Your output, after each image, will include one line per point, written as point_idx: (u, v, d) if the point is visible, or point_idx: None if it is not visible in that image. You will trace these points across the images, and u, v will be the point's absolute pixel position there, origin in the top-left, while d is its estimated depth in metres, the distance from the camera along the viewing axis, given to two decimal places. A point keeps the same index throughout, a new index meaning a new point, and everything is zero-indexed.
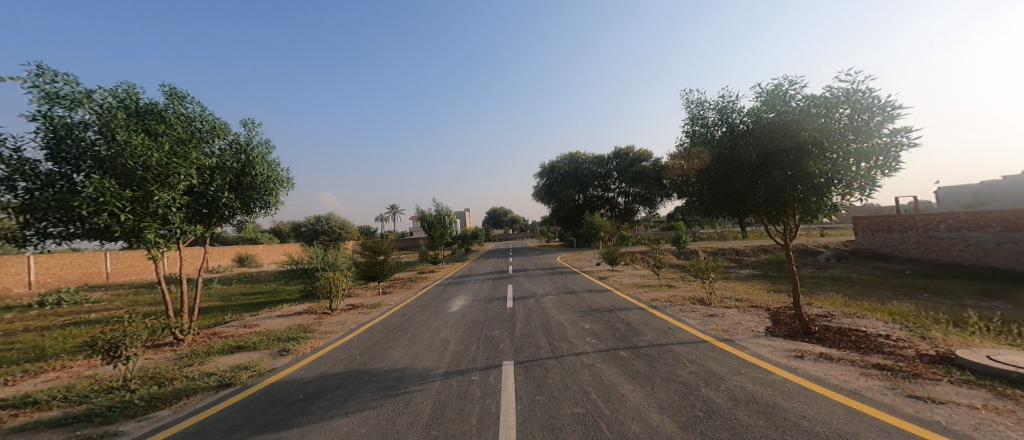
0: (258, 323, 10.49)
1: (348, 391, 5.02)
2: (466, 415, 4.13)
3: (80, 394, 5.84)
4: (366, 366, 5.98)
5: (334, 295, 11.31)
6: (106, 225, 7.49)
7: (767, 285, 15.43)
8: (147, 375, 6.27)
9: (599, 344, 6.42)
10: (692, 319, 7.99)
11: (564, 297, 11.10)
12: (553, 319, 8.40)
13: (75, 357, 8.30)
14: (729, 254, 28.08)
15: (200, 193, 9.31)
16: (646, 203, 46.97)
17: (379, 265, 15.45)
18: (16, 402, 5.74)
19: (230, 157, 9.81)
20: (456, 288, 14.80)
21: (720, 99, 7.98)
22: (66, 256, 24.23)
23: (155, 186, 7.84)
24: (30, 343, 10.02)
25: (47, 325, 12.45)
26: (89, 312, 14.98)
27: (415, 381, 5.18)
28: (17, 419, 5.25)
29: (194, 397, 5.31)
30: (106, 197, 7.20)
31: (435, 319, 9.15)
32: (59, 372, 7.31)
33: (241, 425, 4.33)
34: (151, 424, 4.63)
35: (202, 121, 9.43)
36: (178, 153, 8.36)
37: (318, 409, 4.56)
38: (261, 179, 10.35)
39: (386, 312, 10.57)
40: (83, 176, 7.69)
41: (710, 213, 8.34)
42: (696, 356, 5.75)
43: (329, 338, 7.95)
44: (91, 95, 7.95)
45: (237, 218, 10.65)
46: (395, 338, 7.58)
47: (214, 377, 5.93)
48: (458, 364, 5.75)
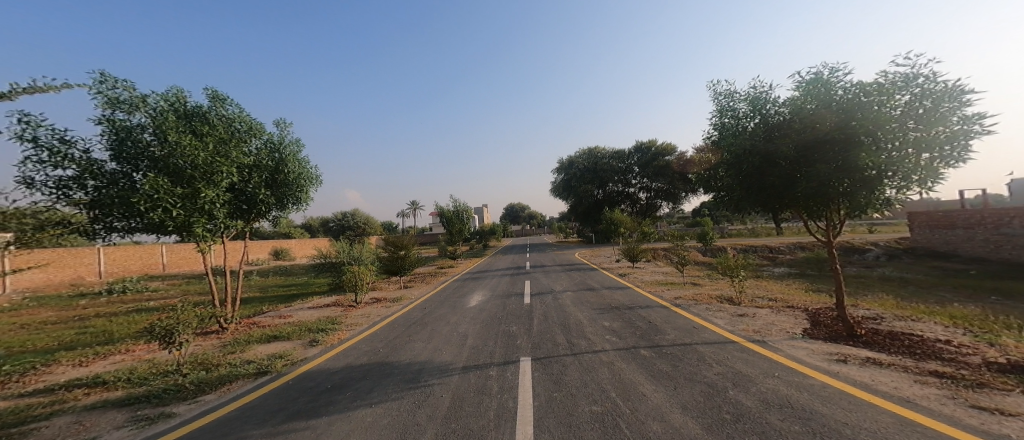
0: (292, 314, 11.03)
1: (371, 383, 5.19)
2: (483, 410, 4.18)
3: (140, 376, 6.35)
4: (388, 358, 6.16)
5: (360, 288, 11.68)
6: (160, 220, 8.07)
7: (807, 284, 14.62)
8: (197, 360, 6.73)
9: (620, 343, 6.31)
10: (719, 318, 7.71)
11: (584, 293, 11.00)
12: (571, 316, 8.34)
13: (137, 341, 9.06)
14: (763, 252, 26.88)
15: (241, 190, 9.85)
16: (669, 197, 45.92)
17: (400, 260, 15.77)
18: (89, 382, 6.33)
19: (265, 156, 10.31)
20: (478, 283, 14.92)
21: (752, 90, 7.62)
22: (126, 248, 26.27)
23: (203, 183, 8.41)
24: (100, 327, 11.03)
25: (109, 312, 13.57)
26: (147, 300, 16.32)
27: (434, 375, 5.29)
28: (89, 397, 5.78)
29: (236, 383, 5.67)
30: (160, 193, 7.75)
31: (453, 314, 9.28)
32: (124, 354, 7.99)
33: (276, 412, 4.57)
34: (199, 407, 4.98)
35: (241, 122, 9.94)
36: (220, 152, 8.89)
37: (345, 399, 4.74)
38: (293, 177, 10.82)
39: (409, 306, 10.84)
40: (142, 175, 8.31)
41: (741, 208, 7.95)
42: (724, 357, 5.55)
43: (355, 330, 8.24)
44: (146, 99, 8.53)
45: (273, 214, 11.19)
46: (416, 331, 7.77)
47: (252, 365, 6.29)
48: (477, 359, 5.82)
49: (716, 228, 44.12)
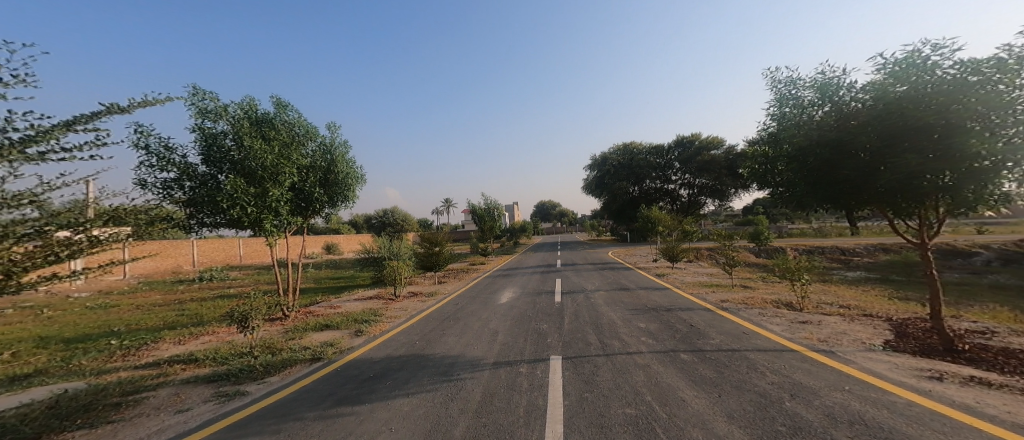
0: (341, 304, 11.77)
1: (408, 374, 5.36)
2: (513, 405, 4.18)
3: (222, 356, 7.07)
4: (424, 351, 6.34)
5: (399, 282, 12.18)
6: (238, 217, 8.95)
7: (890, 290, 13.06)
8: (265, 344, 7.37)
9: (657, 345, 5.99)
10: (776, 324, 7.08)
11: (617, 293, 10.56)
12: (604, 316, 8.03)
13: (222, 323, 10.11)
14: (835, 254, 24.55)
15: (299, 189, 10.63)
16: (714, 194, 44.48)
17: (435, 255, 16.16)
18: (185, 359, 7.17)
19: (319, 157, 11.01)
20: (514, 279, 14.89)
21: (819, 75, 6.91)
22: (212, 241, 29.26)
23: (270, 184, 9.23)
24: (195, 310, 12.49)
25: (192, 298, 15.18)
26: (226, 288, 18.16)
27: (466, 369, 5.35)
28: (184, 372, 6.54)
29: (295, 367, 6.12)
30: (238, 193, 8.59)
31: (484, 310, 9.31)
32: (211, 335, 8.96)
33: (325, 397, 4.87)
34: (266, 388, 5.45)
35: (300, 126, 10.68)
36: (284, 155, 9.64)
37: (384, 388, 4.93)
38: (344, 176, 11.46)
39: (443, 301, 11.14)
40: (224, 177, 9.24)
41: (805, 206, 7.19)
42: (780, 366, 5.07)
43: (395, 322, 8.60)
44: (226, 108, 9.42)
45: (326, 212, 11.85)
46: (448, 326, 7.93)
47: (308, 351, 6.76)
48: (505, 355, 5.81)
49: (784, 226, 40.92)
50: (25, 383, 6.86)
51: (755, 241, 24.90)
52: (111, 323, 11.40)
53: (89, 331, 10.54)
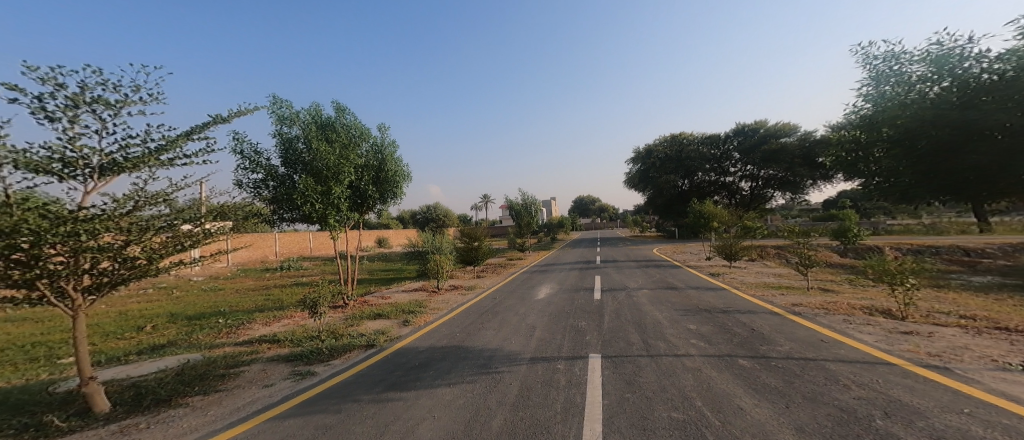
0: (390, 295, 12.82)
1: (449, 364, 5.88)
2: (550, 401, 4.37)
3: (297, 337, 7.83)
4: (464, 343, 6.94)
5: (441, 276, 12.59)
6: (308, 213, 9.81)
7: (1016, 298, 11.21)
8: (330, 329, 8.06)
9: (709, 348, 5.70)
10: (869, 334, 6.34)
11: (662, 292, 10.09)
12: (648, 315, 7.71)
13: (298, 308, 11.18)
14: (949, 255, 21.52)
15: (355, 187, 11.33)
16: (784, 184, 41.94)
17: (474, 250, 16.31)
18: (270, 339, 8.03)
19: (372, 157, 11.67)
20: (560, 275, 14.74)
21: (929, 47, 6.33)
22: (291, 235, 32.08)
23: (333, 183, 9.96)
24: (276, 295, 13.92)
25: (275, 285, 16.82)
26: (301, 276, 19.97)
27: (505, 362, 5.80)
28: (270, 351, 7.32)
29: (353, 352, 6.67)
30: (307, 191, 9.43)
31: (521, 305, 9.33)
32: (289, 319, 9.93)
33: (378, 382, 5.33)
34: (331, 369, 5.96)
35: (354, 128, 11.41)
36: (343, 155, 10.38)
37: (428, 376, 5.43)
38: (393, 175, 12.06)
39: (481, 294, 11.49)
40: (297, 176, 10.12)
41: (915, 190, 6.93)
42: (867, 380, 4.57)
43: (438, 315, 9.62)
44: (297, 114, 10.32)
45: (377, 208, 12.52)
46: (487, 320, 8.25)
47: (363, 338, 7.33)
48: (543, 352, 5.89)
49: (883, 222, 36.53)
50: (157, 353, 8.08)
51: (841, 238, 22.26)
52: (217, 304, 13.01)
53: (204, 311, 12.12)
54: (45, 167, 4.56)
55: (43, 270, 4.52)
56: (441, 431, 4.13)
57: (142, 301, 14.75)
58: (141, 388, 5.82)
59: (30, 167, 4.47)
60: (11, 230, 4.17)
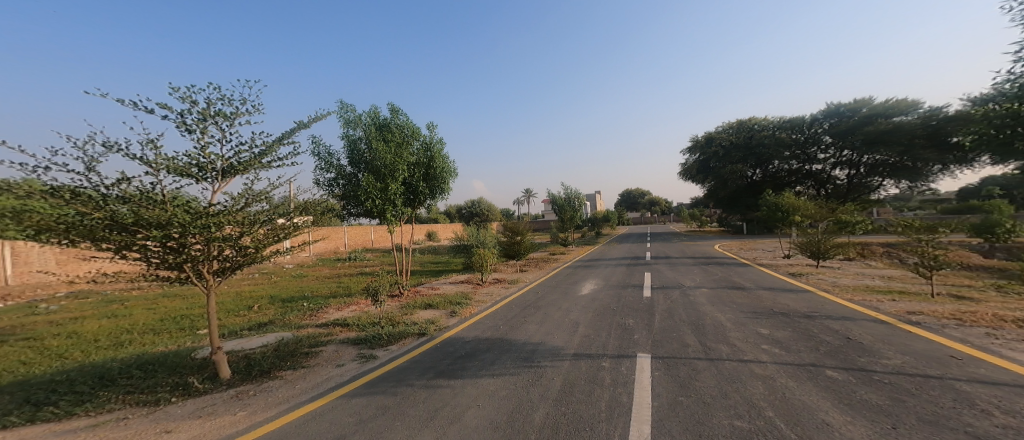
0: (439, 286, 13.24)
1: (494, 356, 6.44)
2: (595, 399, 4.36)
3: (363, 323, 8.73)
4: (507, 335, 7.32)
5: (484, 269, 12.71)
6: (369, 208, 10.98)
7: None
8: (388, 317, 8.95)
9: (780, 354, 5.31)
10: (1013, 350, 5.47)
11: (723, 292, 9.50)
12: (707, 316, 7.30)
13: (363, 295, 12.01)
14: None
15: (407, 184, 11.92)
16: (902, 171, 37.79)
17: (517, 245, 16.09)
18: (340, 323, 8.76)
19: (422, 155, 12.15)
20: (614, 270, 14.37)
21: None
22: (358, 227, 34.70)
23: (390, 180, 11.01)
24: (347, 283, 15.43)
25: (344, 273, 18.33)
26: (362, 267, 21.21)
27: (547, 357, 5.82)
28: (341, 333, 8.02)
29: (408, 339, 7.53)
30: (368, 188, 10.62)
31: (564, 300, 9.24)
32: (356, 305, 10.60)
33: (429, 370, 6.08)
34: (389, 354, 6.79)
35: (407, 128, 11.99)
36: (398, 154, 11.29)
37: (473, 367, 6.11)
38: (442, 171, 12.39)
39: (524, 288, 11.51)
40: (361, 174, 11.33)
41: None
42: (1010, 406, 3.93)
43: (483, 307, 9.97)
44: (360, 118, 11.51)
45: (427, 203, 12.87)
46: (529, 314, 8.27)
47: (414, 325, 8.17)
48: (587, 347, 5.85)
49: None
50: (261, 331, 9.20)
51: (985, 234, 20.01)
52: (303, 289, 14.65)
53: (292, 294, 13.72)
54: (187, 170, 5.42)
55: (186, 255, 5.44)
56: (486, 420, 4.49)
57: (251, 282, 17.36)
58: (252, 363, 6.81)
59: (178, 171, 5.35)
60: (167, 222, 5.13)
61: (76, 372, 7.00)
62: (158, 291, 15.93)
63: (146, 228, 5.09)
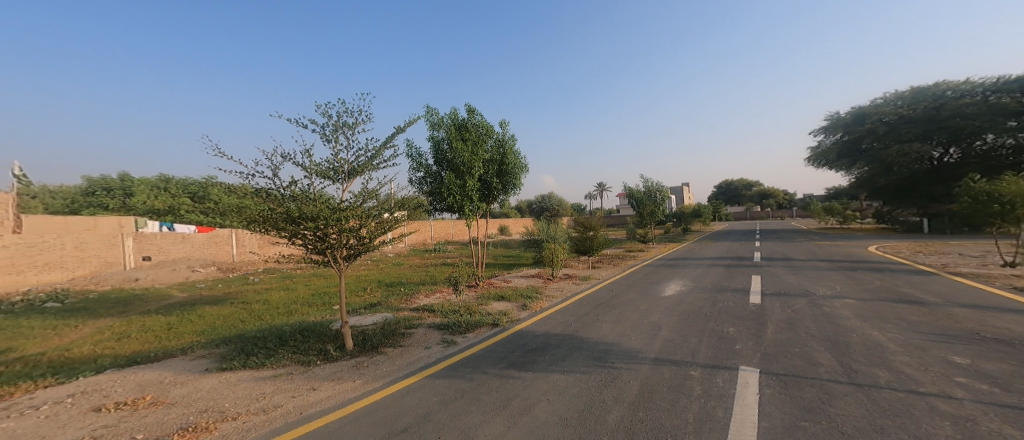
0: (511, 279, 13.34)
1: (563, 352, 6.28)
2: (680, 409, 4.02)
3: (447, 310, 9.48)
4: (578, 332, 7.06)
5: (556, 264, 12.52)
6: (449, 204, 11.50)
7: None
8: (466, 307, 9.62)
9: (926, 383, 4.47)
10: None
11: (846, 304, 8.29)
12: (841, 333, 6.36)
13: (445, 283, 12.92)
14: None
15: (483, 181, 12.16)
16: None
17: (589, 240, 15.63)
18: (429, 309, 9.71)
19: (496, 152, 12.23)
20: (703, 271, 13.35)
21: None
22: (442, 221, 36.22)
23: (468, 177, 11.34)
24: (431, 271, 16.42)
25: (431, 263, 19.39)
26: (442, 258, 22.05)
27: (622, 359, 5.53)
28: (429, 319, 8.98)
29: (481, 329, 8.03)
30: (448, 186, 11.09)
31: (644, 300, 8.76)
32: (439, 294, 11.45)
33: (499, 360, 6.26)
34: (467, 341, 7.40)
35: (482, 126, 12.08)
36: (474, 152, 11.51)
37: (543, 362, 6.01)
38: (515, 167, 12.41)
39: (598, 285, 11.16)
40: (442, 172, 11.81)
41: None
42: None
43: (553, 302, 9.85)
44: (440, 119, 11.89)
45: (500, 198, 12.94)
46: (603, 312, 7.97)
47: (489, 317, 8.67)
48: (670, 353, 5.45)
49: None
50: (372, 309, 10.28)
51: None
52: (400, 275, 16.01)
53: (395, 279, 15.01)
54: (327, 173, 6.86)
55: (328, 243, 6.80)
56: (554, 416, 4.37)
57: (367, 268, 19.37)
58: (366, 337, 7.75)
59: (320, 173, 6.78)
60: (319, 216, 6.50)
61: (270, 330, 8.73)
62: (312, 272, 19.65)
63: (305, 220, 6.53)
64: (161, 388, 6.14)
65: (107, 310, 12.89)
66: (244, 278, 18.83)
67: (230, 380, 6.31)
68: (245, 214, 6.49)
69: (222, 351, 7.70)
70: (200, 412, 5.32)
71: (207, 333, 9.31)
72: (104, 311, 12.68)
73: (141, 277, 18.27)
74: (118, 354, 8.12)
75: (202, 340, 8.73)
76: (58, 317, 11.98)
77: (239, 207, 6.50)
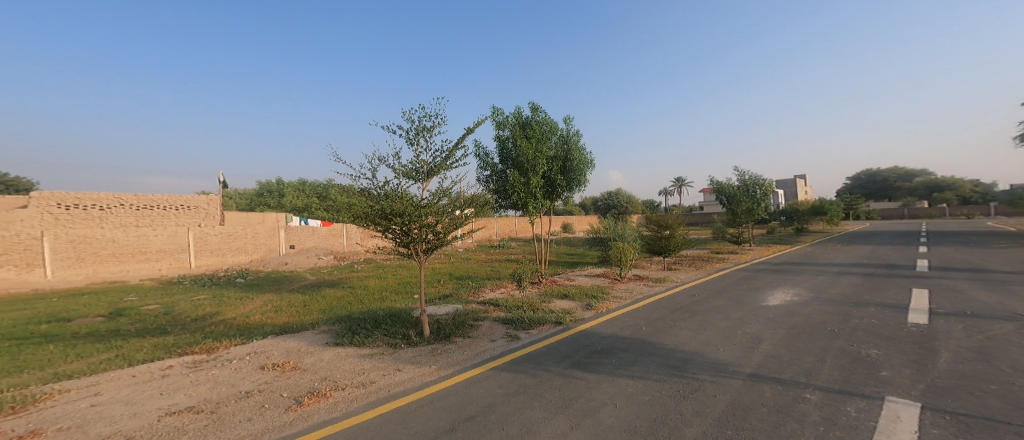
0: (576, 277, 12.98)
1: (633, 356, 5.90)
2: (782, 433, 3.56)
3: (512, 306, 9.36)
4: (651, 337, 6.62)
5: (625, 264, 12.00)
6: (513, 201, 11.44)
7: None
8: (528, 304, 9.46)
9: None
10: None
11: (986, 325, 6.99)
12: (996, 361, 5.32)
13: (509, 279, 12.85)
14: None
15: (547, 178, 11.96)
16: None
17: (664, 240, 14.75)
18: (495, 304, 9.65)
19: (560, 148, 11.97)
20: (803, 278, 12.05)
21: None
22: (506, 218, 36.52)
23: (532, 174, 11.19)
24: (496, 266, 16.51)
25: (496, 259, 19.49)
26: (508, 254, 22.10)
27: (706, 370, 5.08)
28: (494, 313, 8.93)
29: (543, 326, 7.83)
30: (513, 184, 11.02)
31: (730, 308, 8.06)
32: (501, 289, 11.41)
33: (563, 359, 6.02)
34: (530, 337, 7.24)
35: (546, 123, 11.88)
36: (539, 149, 11.33)
37: (610, 364, 5.69)
38: (580, 164, 12.07)
39: (672, 288, 10.51)
40: (507, 170, 11.77)
41: None
42: None
43: (621, 303, 9.40)
44: (504, 118, 11.87)
45: (564, 195, 12.67)
46: (682, 318, 7.44)
47: (552, 315, 8.43)
48: (779, 370, 4.91)
49: None
50: (444, 300, 10.45)
51: None
52: (469, 269, 16.26)
53: (462, 273, 15.29)
54: (411, 173, 7.13)
55: (411, 237, 7.05)
56: (626, 421, 4.08)
57: (439, 262, 20.04)
58: (439, 326, 7.86)
59: (406, 174, 7.11)
60: (409, 212, 6.77)
61: (370, 313, 9.23)
62: (395, 264, 20.67)
63: (395, 216, 6.81)
64: (299, 355, 6.77)
65: (270, 286, 15.00)
66: (349, 266, 20.43)
67: (342, 354, 6.74)
68: (352, 211, 6.89)
69: (337, 327, 8.22)
70: (319, 380, 5.76)
71: (329, 311, 10.09)
72: (269, 287, 14.71)
73: (289, 261, 21.25)
74: (276, 324, 9.19)
75: (324, 317, 9.52)
76: (247, 290, 14.35)
77: (347, 205, 6.94)
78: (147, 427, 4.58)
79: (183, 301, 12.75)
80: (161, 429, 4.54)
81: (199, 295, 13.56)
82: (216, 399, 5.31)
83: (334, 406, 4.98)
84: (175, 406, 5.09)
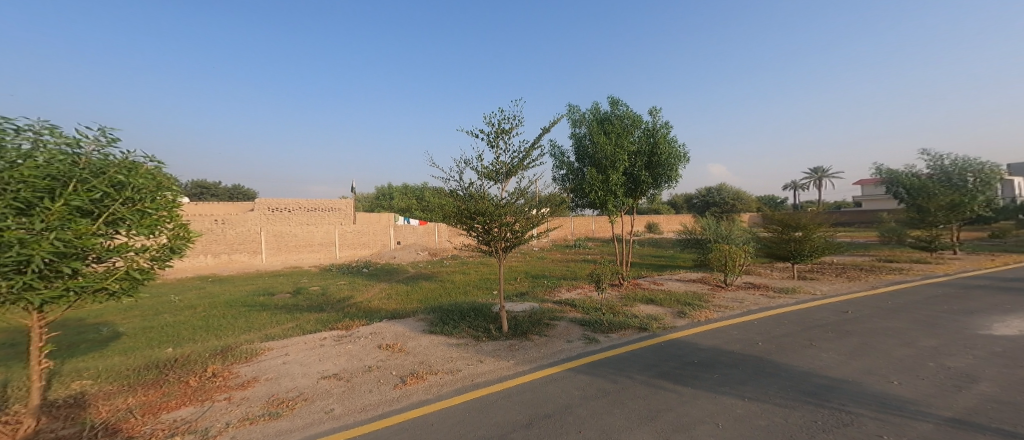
0: (663, 281, 11.94)
1: (741, 374, 5.04)
2: None
3: (589, 308, 8.72)
4: (768, 356, 5.66)
5: (729, 269, 10.79)
6: (593, 200, 10.77)
7: None
8: (608, 306, 8.77)
9: None
10: None
11: None
12: None
13: (584, 281, 12.17)
14: None
15: (629, 174, 11.11)
16: None
17: (796, 242, 12.96)
18: (573, 304, 9.06)
19: (644, 142, 11.02)
20: (969, 298, 9.82)
21: None
22: (582, 218, 35.62)
23: (611, 171, 10.44)
24: (573, 266, 15.88)
25: (572, 259, 18.79)
26: (589, 254, 21.32)
27: (857, 404, 4.11)
28: (571, 314, 8.36)
29: (626, 331, 7.13)
30: (591, 182, 10.39)
31: (879, 332, 6.70)
32: (579, 290, 10.81)
33: (650, 368, 5.33)
34: (610, 341, 6.60)
35: (627, 117, 11.06)
36: (619, 144, 10.54)
37: (709, 380, 4.89)
38: (667, 159, 11.03)
39: (787, 301, 9.15)
40: (585, 169, 11.15)
41: None
42: None
43: (723, 314, 8.33)
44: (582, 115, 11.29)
45: (650, 193, 11.70)
46: (823, 338, 6.29)
47: (637, 320, 7.67)
48: (980, 417, 3.79)
49: None
50: (521, 298, 10.11)
51: None
52: (544, 268, 15.76)
53: (539, 271, 14.91)
54: (491, 174, 6.89)
55: (492, 236, 6.78)
56: None
57: (516, 260, 19.87)
58: (516, 322, 7.50)
59: (487, 175, 6.89)
60: (490, 212, 6.50)
61: (457, 305, 9.19)
62: (478, 261, 20.88)
63: (475, 216, 6.60)
64: (404, 339, 6.79)
65: (383, 275, 16.08)
66: (441, 262, 21.09)
67: (436, 342, 6.63)
68: (444, 212, 6.76)
69: (432, 316, 8.21)
70: (418, 363, 5.68)
71: (427, 301, 10.27)
72: (383, 276, 15.75)
73: (398, 255, 22.68)
74: (391, 309, 9.51)
75: (420, 306, 9.69)
76: (373, 278, 15.46)
77: (440, 206, 6.80)
78: (313, 387, 4.89)
79: (333, 283, 14.14)
80: (319, 389, 4.83)
81: (343, 279, 14.96)
82: (348, 369, 5.49)
83: (429, 389, 4.83)
84: (327, 372, 5.39)
